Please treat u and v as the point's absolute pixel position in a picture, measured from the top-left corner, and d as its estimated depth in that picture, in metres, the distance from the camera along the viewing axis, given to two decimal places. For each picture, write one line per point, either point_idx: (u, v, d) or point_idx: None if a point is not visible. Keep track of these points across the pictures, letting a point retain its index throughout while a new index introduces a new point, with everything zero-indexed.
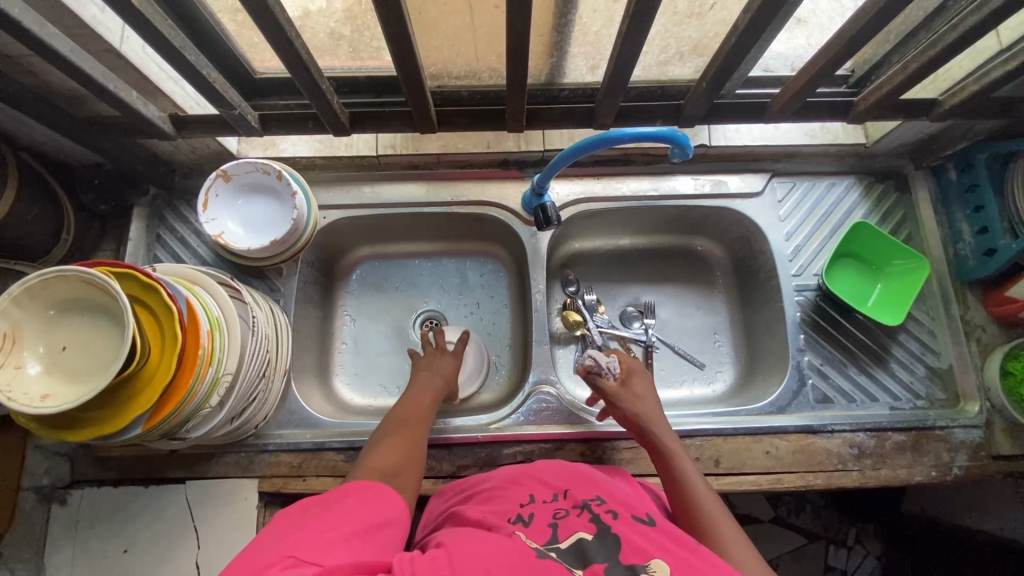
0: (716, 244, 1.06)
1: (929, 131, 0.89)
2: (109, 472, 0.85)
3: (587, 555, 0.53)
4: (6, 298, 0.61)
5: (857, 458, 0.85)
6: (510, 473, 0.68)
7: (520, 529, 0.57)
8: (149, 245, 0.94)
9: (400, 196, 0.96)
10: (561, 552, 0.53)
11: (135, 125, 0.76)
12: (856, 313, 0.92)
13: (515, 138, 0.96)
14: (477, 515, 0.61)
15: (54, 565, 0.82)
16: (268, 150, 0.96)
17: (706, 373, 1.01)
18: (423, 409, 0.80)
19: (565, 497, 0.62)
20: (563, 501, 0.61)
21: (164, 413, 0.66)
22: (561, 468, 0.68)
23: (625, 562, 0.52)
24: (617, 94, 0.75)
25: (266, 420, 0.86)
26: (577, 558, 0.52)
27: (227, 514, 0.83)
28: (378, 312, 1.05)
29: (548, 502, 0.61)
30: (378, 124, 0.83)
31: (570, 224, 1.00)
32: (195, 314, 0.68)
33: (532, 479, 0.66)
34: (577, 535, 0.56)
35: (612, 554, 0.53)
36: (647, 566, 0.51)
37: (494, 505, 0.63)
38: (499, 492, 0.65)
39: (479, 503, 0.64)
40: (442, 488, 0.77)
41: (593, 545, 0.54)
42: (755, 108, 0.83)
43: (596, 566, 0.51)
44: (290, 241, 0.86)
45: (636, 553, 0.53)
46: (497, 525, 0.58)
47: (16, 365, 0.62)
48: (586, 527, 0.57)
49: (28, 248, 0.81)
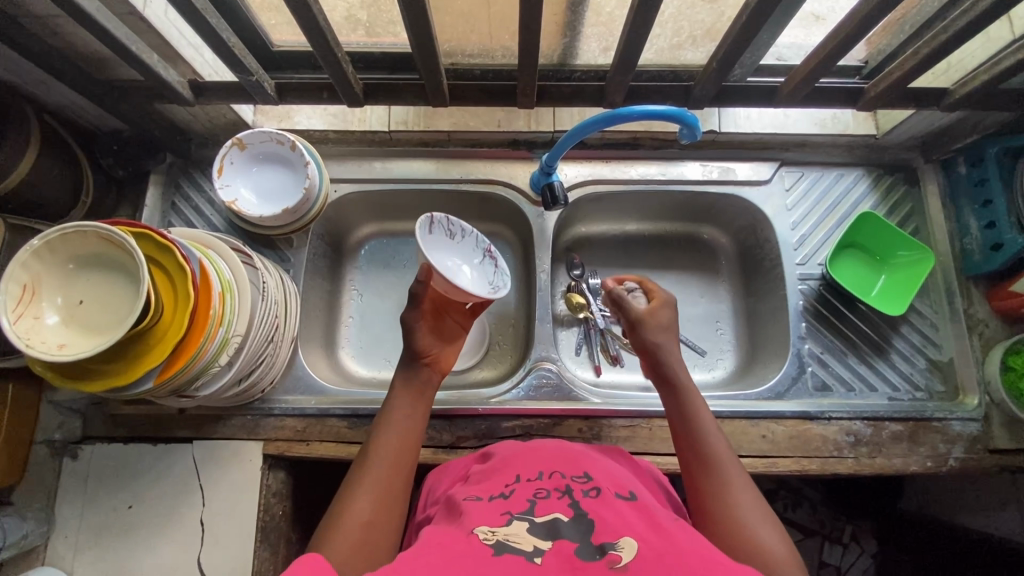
0: (722, 233, 1.07)
1: (941, 123, 0.89)
2: (119, 429, 0.87)
3: (559, 533, 0.53)
4: (27, 250, 0.63)
5: (853, 446, 0.86)
6: (505, 453, 0.69)
7: (500, 507, 0.58)
8: (164, 212, 0.96)
9: (410, 172, 0.97)
10: (535, 531, 0.54)
11: (155, 89, 0.78)
12: (858, 303, 0.93)
13: (526, 117, 0.97)
14: (461, 493, 0.63)
15: (65, 515, 0.84)
16: (283, 122, 0.97)
17: (707, 360, 1.01)
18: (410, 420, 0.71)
19: (549, 477, 0.62)
20: (547, 481, 0.62)
21: (175, 368, 0.67)
22: (550, 449, 0.69)
23: (596, 541, 0.52)
24: (627, 72, 0.76)
25: (272, 385, 0.88)
26: (550, 537, 0.53)
27: (232, 474, 0.85)
28: (385, 287, 1.07)
29: (532, 482, 0.62)
30: (391, 97, 0.84)
31: (577, 207, 1.00)
32: (207, 275, 0.69)
33: (523, 460, 0.67)
34: (553, 515, 0.56)
35: (585, 534, 0.53)
36: (616, 543, 0.51)
37: (481, 484, 0.64)
38: (490, 473, 0.66)
39: (470, 481, 0.65)
40: (443, 463, 0.79)
41: (567, 525, 0.54)
42: (764, 92, 0.83)
43: (565, 545, 0.52)
44: (302, 210, 0.88)
45: (609, 531, 0.53)
46: (479, 502, 0.59)
47: (34, 316, 0.64)
48: (563, 509, 0.57)
49: (48, 207, 0.83)
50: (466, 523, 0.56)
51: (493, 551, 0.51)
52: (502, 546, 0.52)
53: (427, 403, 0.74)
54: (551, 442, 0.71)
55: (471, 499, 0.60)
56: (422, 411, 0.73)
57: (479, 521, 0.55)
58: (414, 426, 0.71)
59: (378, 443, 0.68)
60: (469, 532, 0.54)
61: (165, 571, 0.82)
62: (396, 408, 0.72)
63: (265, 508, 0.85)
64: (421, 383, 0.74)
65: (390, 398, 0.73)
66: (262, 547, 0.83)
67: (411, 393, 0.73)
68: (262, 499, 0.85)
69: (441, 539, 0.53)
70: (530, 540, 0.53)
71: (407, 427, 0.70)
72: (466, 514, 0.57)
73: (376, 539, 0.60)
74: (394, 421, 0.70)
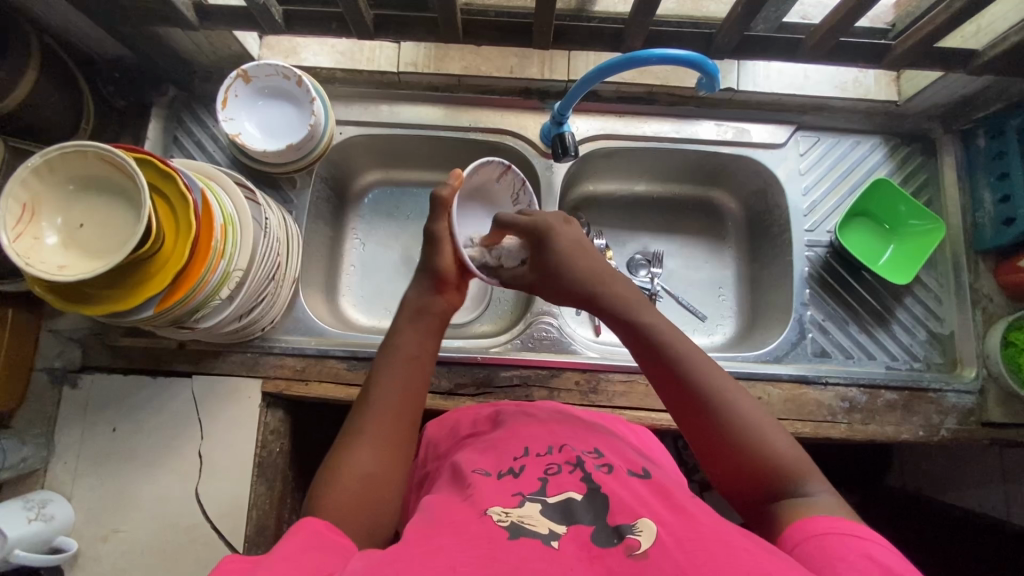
0: (732, 198, 1.05)
1: (963, 91, 0.87)
2: (119, 361, 0.88)
3: (574, 517, 0.52)
4: (27, 168, 0.62)
5: (847, 412, 0.86)
6: (514, 425, 0.69)
7: (512, 486, 0.57)
8: (166, 147, 0.93)
9: (418, 117, 0.95)
10: (550, 511, 0.53)
11: (159, 11, 0.76)
12: (864, 273, 0.92)
13: (539, 64, 0.94)
14: (469, 465, 0.62)
15: (64, 440, 0.85)
16: (289, 57, 0.95)
17: (707, 325, 1.01)
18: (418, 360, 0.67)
19: (560, 452, 0.62)
20: (557, 455, 0.62)
21: (176, 298, 0.67)
22: (558, 424, 0.69)
23: (612, 523, 0.51)
24: (648, 14, 0.73)
25: (273, 324, 0.88)
26: (565, 520, 0.52)
27: (230, 409, 0.86)
28: (387, 237, 1.06)
29: (542, 458, 0.62)
30: (402, 31, 0.81)
31: (587, 162, 0.98)
32: (209, 207, 0.68)
33: (529, 433, 0.67)
34: (566, 494, 0.55)
35: (599, 515, 0.52)
36: (634, 526, 0.50)
37: (488, 455, 0.64)
38: (499, 443, 0.66)
39: (477, 451, 0.65)
40: (441, 417, 0.79)
41: (580, 505, 0.54)
42: (788, 46, 0.80)
43: (581, 531, 0.51)
44: (306, 148, 0.87)
45: (624, 514, 0.52)
46: (488, 479, 0.59)
47: (34, 235, 0.63)
48: (576, 486, 0.56)
49: (48, 133, 0.82)
50: (477, 504, 0.55)
51: (508, 533, 0.50)
52: (517, 528, 0.51)
53: (435, 338, 0.70)
54: (555, 414, 0.72)
55: (480, 473, 0.60)
56: (430, 349, 0.68)
57: (491, 501, 0.55)
58: (421, 367, 0.67)
59: (379, 385, 0.64)
60: (483, 512, 0.53)
61: (163, 500, 0.83)
62: (403, 344, 0.67)
63: (263, 445, 0.85)
64: (428, 318, 0.70)
65: (393, 334, 0.69)
66: (259, 481, 0.84)
67: (420, 327, 0.69)
68: (260, 436, 0.85)
69: (452, 518, 0.53)
70: (545, 522, 0.52)
71: (412, 368, 0.66)
72: (478, 492, 0.57)
73: (377, 493, 0.58)
74: (399, 358, 0.66)
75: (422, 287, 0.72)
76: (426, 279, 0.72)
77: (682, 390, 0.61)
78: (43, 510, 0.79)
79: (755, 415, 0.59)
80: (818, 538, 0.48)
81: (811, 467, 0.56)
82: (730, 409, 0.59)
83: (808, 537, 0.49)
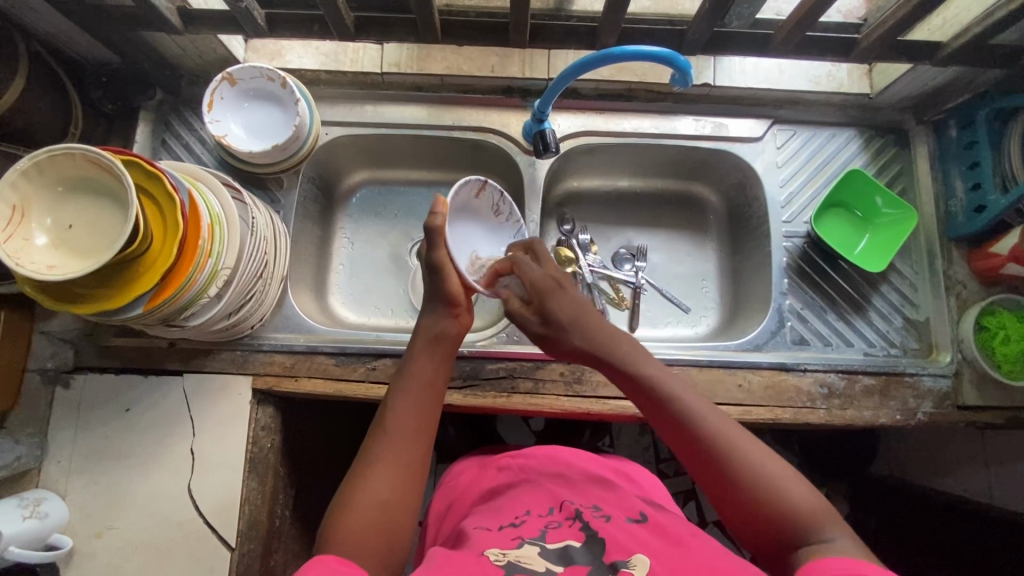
0: (712, 191, 1.07)
1: (932, 82, 0.90)
2: (111, 360, 0.89)
3: (571, 559, 0.55)
4: (16, 170, 0.64)
5: (826, 398, 0.88)
6: (512, 487, 0.71)
7: (510, 533, 0.61)
8: (154, 149, 0.95)
9: (403, 116, 0.97)
10: (547, 555, 0.56)
11: (143, 15, 0.78)
12: (841, 262, 0.94)
13: (520, 63, 0.96)
14: (472, 521, 0.65)
15: (58, 440, 0.86)
16: (274, 60, 0.97)
17: (691, 316, 1.03)
18: (431, 389, 0.69)
19: (561, 510, 0.64)
20: (558, 514, 0.64)
21: (165, 296, 0.68)
22: (557, 483, 0.71)
23: (608, 561, 0.55)
24: (620, 10, 0.75)
25: (262, 322, 0.90)
26: (562, 562, 0.55)
27: (223, 406, 0.87)
28: (375, 235, 1.07)
29: (543, 515, 0.64)
30: (382, 33, 0.83)
31: (569, 158, 1.00)
32: (196, 207, 0.70)
33: (531, 492, 0.69)
34: (565, 542, 0.58)
35: (596, 556, 0.55)
36: (628, 562, 0.54)
37: (490, 513, 0.66)
38: (502, 504, 0.68)
39: (482, 512, 0.67)
40: (445, 484, 0.82)
41: (578, 550, 0.56)
42: (759, 41, 0.83)
43: (578, 571, 0.54)
44: (292, 148, 0.89)
45: (619, 551, 0.56)
46: (487, 531, 0.62)
47: (24, 236, 0.64)
48: (575, 535, 0.59)
49: (38, 136, 0.83)
50: (474, 548, 0.58)
51: (503, 571, 0.53)
52: (513, 566, 0.54)
53: (448, 362, 0.72)
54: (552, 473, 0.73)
55: (480, 527, 0.63)
56: (442, 375, 0.71)
57: (489, 543, 0.58)
58: (434, 392, 0.69)
59: (393, 414, 0.66)
60: (479, 553, 0.57)
61: (157, 497, 0.85)
62: (418, 370, 0.70)
63: (254, 441, 0.87)
64: (444, 343, 0.72)
65: (409, 358, 0.71)
66: (250, 476, 0.86)
67: (434, 353, 0.72)
68: (252, 432, 0.87)
69: (450, 559, 0.56)
70: (542, 561, 0.55)
71: (426, 397, 0.69)
72: (476, 539, 0.60)
73: (391, 523, 0.60)
74: (415, 387, 0.69)
75: (435, 308, 0.73)
76: (437, 303, 0.73)
77: (700, 450, 0.62)
78: (38, 508, 0.80)
79: (762, 464, 0.60)
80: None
81: (815, 504, 0.57)
82: (751, 468, 0.60)
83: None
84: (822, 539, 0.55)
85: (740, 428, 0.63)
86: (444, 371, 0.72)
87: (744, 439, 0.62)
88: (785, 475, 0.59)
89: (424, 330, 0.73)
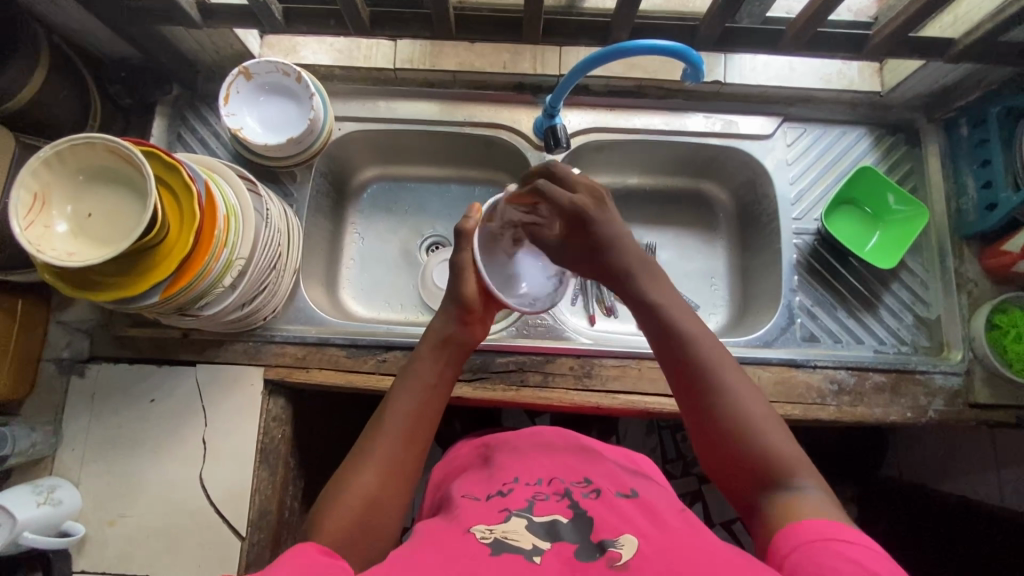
0: (722, 188, 1.07)
1: (944, 80, 0.90)
2: (125, 350, 0.90)
3: (559, 535, 0.56)
4: (38, 159, 0.65)
5: (836, 394, 0.88)
6: (505, 457, 0.73)
7: (498, 506, 0.62)
8: (170, 143, 0.96)
9: (415, 112, 0.98)
10: (534, 529, 0.57)
11: (163, 9, 0.79)
12: (852, 259, 0.94)
13: (532, 60, 0.97)
14: (461, 492, 0.67)
15: (72, 428, 0.87)
16: (289, 56, 0.98)
17: (700, 313, 1.04)
18: (432, 393, 0.70)
19: (549, 484, 0.66)
20: (546, 487, 0.65)
21: (181, 284, 0.69)
22: (550, 457, 0.72)
23: (596, 539, 0.55)
24: (633, 5, 0.76)
25: (274, 313, 0.90)
26: (550, 537, 0.56)
27: (234, 397, 0.88)
28: (386, 231, 1.08)
29: (531, 486, 0.66)
30: (397, 27, 0.84)
31: (580, 155, 1.01)
32: (212, 198, 0.71)
33: (525, 465, 0.70)
34: (553, 516, 0.59)
35: (584, 534, 0.56)
36: (616, 541, 0.54)
37: (480, 484, 0.68)
38: (492, 474, 0.70)
39: (470, 480, 0.70)
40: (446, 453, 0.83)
41: (566, 527, 0.57)
42: (770, 37, 0.83)
43: (566, 547, 0.54)
44: (306, 141, 0.90)
45: (608, 530, 0.56)
46: (477, 502, 0.63)
47: (45, 224, 0.66)
48: (562, 511, 0.60)
49: (58, 129, 0.84)
50: (462, 524, 0.59)
51: (490, 549, 0.53)
52: (499, 544, 0.54)
53: (453, 369, 0.73)
54: (545, 448, 0.74)
55: (469, 497, 0.65)
56: (445, 380, 0.72)
57: (476, 521, 0.59)
58: (435, 396, 0.70)
59: (393, 411, 0.67)
60: (466, 531, 0.57)
61: (169, 486, 0.85)
62: (419, 372, 0.71)
63: (265, 431, 0.87)
64: (448, 350, 0.73)
65: (414, 359, 0.72)
66: (262, 467, 0.86)
67: (439, 357, 0.72)
68: (263, 423, 0.87)
69: (437, 537, 0.56)
70: (529, 539, 0.55)
71: (427, 399, 0.69)
72: (465, 515, 0.60)
73: (376, 519, 0.60)
74: (417, 388, 0.69)
75: (448, 314, 0.74)
76: (452, 307, 0.74)
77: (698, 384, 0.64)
78: (52, 495, 0.81)
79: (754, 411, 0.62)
80: (807, 547, 0.49)
81: (793, 455, 0.59)
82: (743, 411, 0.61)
83: (803, 543, 0.50)
84: (793, 487, 0.57)
85: (743, 376, 0.64)
86: (446, 380, 0.72)
87: (745, 388, 0.63)
88: (774, 425, 0.61)
89: (434, 332, 0.74)
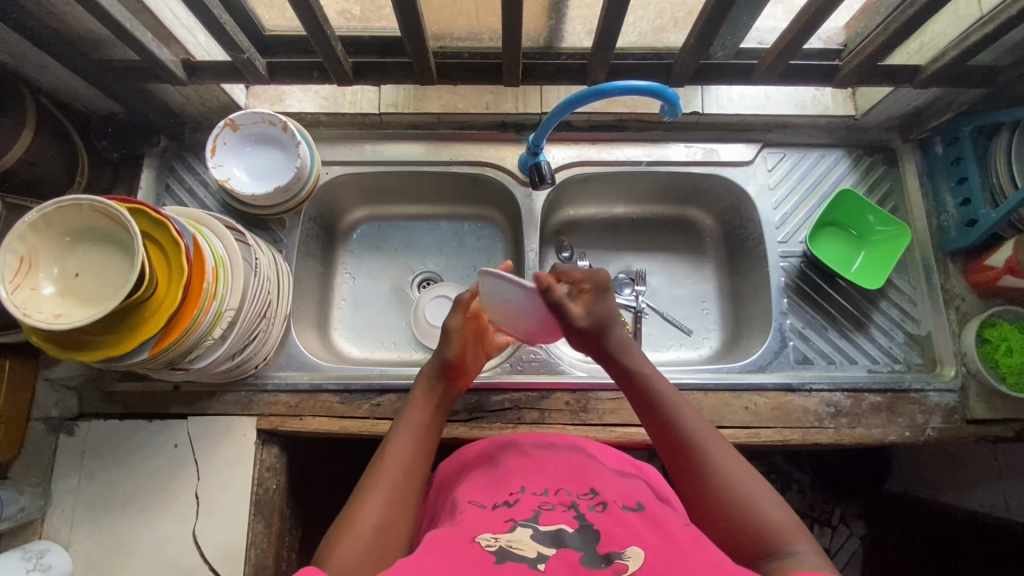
0: (707, 214, 1.09)
1: (914, 103, 0.93)
2: (115, 406, 0.89)
3: (563, 542, 0.55)
4: (24, 223, 0.65)
5: (833, 417, 0.88)
6: (510, 459, 0.70)
7: (503, 515, 0.60)
8: (158, 194, 0.97)
9: (401, 154, 0.99)
10: (539, 537, 0.56)
11: (149, 68, 0.81)
12: (839, 279, 0.95)
13: (513, 99, 0.99)
14: (465, 496, 0.65)
15: (61, 489, 0.86)
16: (275, 104, 1.00)
17: (693, 338, 1.04)
18: (426, 434, 0.70)
19: (556, 493, 0.63)
20: (552, 496, 0.63)
21: (171, 338, 0.69)
22: (556, 457, 0.70)
23: (602, 551, 0.54)
24: (608, 48, 0.78)
25: (266, 361, 0.90)
26: (555, 544, 0.55)
27: (227, 447, 0.87)
28: (376, 270, 1.09)
29: (537, 495, 0.63)
30: (380, 76, 0.86)
31: (566, 188, 1.02)
32: (201, 250, 0.71)
33: (528, 469, 0.68)
34: (558, 525, 0.58)
35: (590, 545, 0.55)
36: (622, 553, 0.53)
37: (485, 487, 0.66)
38: (495, 478, 0.68)
39: (472, 483, 0.67)
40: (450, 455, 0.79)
41: (571, 535, 0.56)
42: (744, 70, 0.85)
43: (569, 553, 0.53)
44: (294, 188, 0.91)
45: (614, 543, 0.55)
46: (482, 509, 0.61)
47: (31, 287, 0.65)
48: (568, 520, 0.58)
49: (45, 187, 0.85)
50: (467, 532, 0.57)
51: (495, 557, 0.52)
52: (504, 552, 0.53)
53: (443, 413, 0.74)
54: (547, 448, 0.73)
55: (475, 504, 0.63)
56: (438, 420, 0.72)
57: (480, 530, 0.57)
58: (430, 436, 0.70)
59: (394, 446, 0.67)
60: (472, 540, 0.55)
61: (161, 544, 0.83)
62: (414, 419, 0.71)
63: (259, 482, 0.86)
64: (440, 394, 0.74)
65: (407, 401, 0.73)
66: (257, 519, 0.85)
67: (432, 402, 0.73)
68: (257, 474, 0.86)
69: (441, 543, 0.55)
70: (534, 547, 0.54)
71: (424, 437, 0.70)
72: (469, 522, 0.59)
73: (381, 554, 0.58)
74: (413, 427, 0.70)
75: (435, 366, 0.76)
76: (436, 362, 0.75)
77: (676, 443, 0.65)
78: (41, 560, 0.79)
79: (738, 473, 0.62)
80: None
81: (787, 521, 0.58)
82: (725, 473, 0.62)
83: None
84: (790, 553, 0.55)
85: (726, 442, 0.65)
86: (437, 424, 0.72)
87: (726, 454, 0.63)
88: (760, 486, 0.61)
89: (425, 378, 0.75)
